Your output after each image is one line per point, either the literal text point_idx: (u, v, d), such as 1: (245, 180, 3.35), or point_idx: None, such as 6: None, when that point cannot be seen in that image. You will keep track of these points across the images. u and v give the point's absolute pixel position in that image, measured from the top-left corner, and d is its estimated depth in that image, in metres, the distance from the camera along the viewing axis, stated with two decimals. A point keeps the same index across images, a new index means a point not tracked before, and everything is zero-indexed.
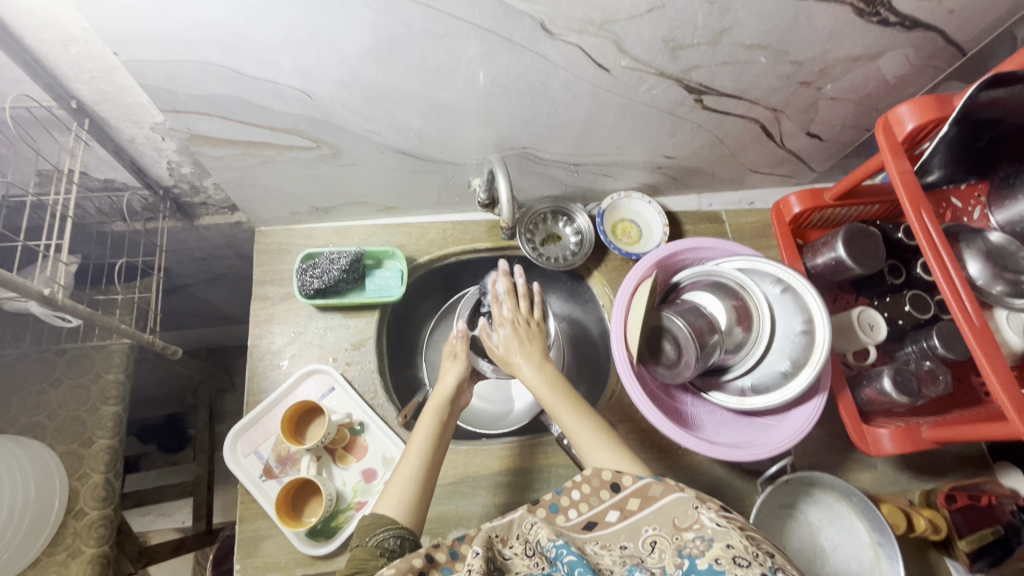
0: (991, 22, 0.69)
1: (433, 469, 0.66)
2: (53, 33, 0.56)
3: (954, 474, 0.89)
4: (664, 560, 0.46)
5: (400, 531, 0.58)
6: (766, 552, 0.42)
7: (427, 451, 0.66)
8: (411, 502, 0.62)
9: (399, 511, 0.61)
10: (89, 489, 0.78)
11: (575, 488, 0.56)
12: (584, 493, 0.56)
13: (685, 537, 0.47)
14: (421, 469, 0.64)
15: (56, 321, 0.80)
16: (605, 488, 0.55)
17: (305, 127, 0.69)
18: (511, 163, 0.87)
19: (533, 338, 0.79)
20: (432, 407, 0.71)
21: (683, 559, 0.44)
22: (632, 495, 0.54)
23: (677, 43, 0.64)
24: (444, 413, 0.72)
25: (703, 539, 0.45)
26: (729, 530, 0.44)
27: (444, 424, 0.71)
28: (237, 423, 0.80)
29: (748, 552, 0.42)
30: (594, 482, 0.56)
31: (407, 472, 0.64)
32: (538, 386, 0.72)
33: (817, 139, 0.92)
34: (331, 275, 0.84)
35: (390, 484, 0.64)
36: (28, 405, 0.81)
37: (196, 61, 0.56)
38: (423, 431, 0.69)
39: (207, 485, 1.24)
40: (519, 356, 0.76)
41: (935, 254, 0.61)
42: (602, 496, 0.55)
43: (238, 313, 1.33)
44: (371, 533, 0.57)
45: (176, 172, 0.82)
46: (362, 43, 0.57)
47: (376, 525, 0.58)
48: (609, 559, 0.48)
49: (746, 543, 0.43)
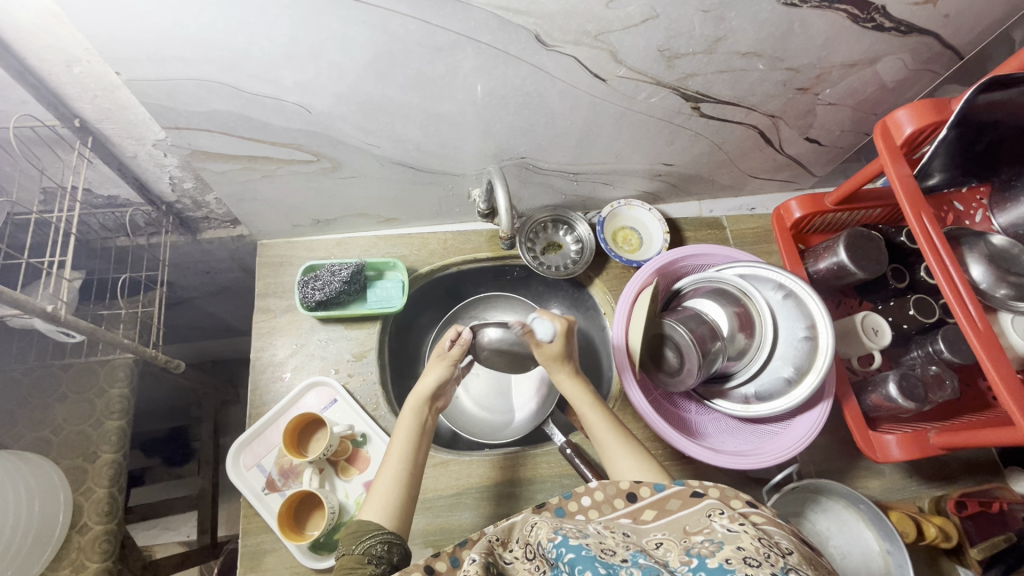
0: (988, 24, 0.69)
1: (415, 471, 0.66)
2: (57, 53, 0.57)
3: (964, 480, 0.88)
4: (671, 557, 0.44)
5: (388, 537, 0.58)
6: (779, 553, 0.40)
7: (409, 451, 0.66)
8: (397, 507, 0.62)
9: (385, 516, 0.60)
10: (93, 504, 0.79)
11: (586, 494, 0.54)
12: (595, 499, 0.54)
13: (694, 540, 0.45)
14: (403, 469, 0.65)
15: (61, 336, 0.81)
16: (620, 496, 0.54)
17: (305, 141, 0.70)
18: (510, 172, 0.87)
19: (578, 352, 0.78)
20: (413, 405, 0.71)
21: (689, 556, 0.42)
22: (648, 506, 0.53)
23: (672, 52, 0.64)
24: (426, 413, 0.71)
25: (713, 541, 0.43)
26: (741, 533, 0.43)
27: (425, 424, 0.70)
28: (239, 436, 0.80)
29: (760, 553, 0.40)
30: (609, 491, 0.55)
31: (390, 474, 0.64)
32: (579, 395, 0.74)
33: (817, 144, 0.92)
34: (333, 287, 0.85)
35: (374, 488, 0.64)
36: (33, 420, 0.82)
37: (196, 79, 0.57)
38: (405, 431, 0.68)
39: (212, 498, 1.24)
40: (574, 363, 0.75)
41: (937, 258, 0.60)
42: (616, 504, 0.54)
43: (242, 325, 1.33)
44: (358, 541, 0.56)
45: (178, 188, 0.83)
46: (360, 58, 0.58)
47: (363, 532, 0.57)
48: (612, 541, 0.47)
49: (757, 545, 0.41)
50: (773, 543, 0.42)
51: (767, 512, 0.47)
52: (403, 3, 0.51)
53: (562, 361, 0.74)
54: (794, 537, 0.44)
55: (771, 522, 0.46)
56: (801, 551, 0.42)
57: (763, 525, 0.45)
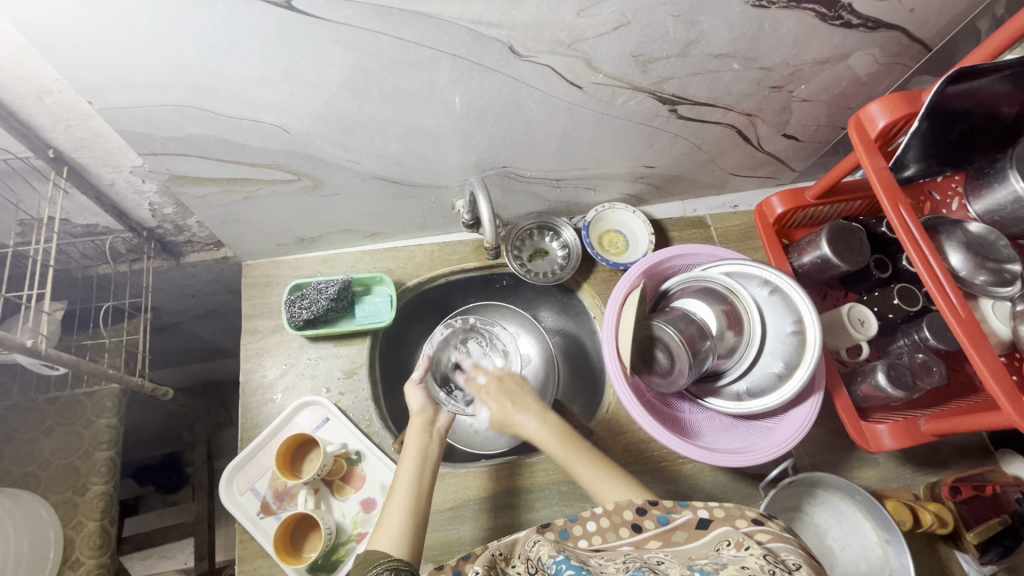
0: (953, 17, 0.70)
1: (422, 497, 0.66)
2: (27, 86, 0.57)
3: (956, 465, 0.89)
4: (673, 571, 0.43)
5: (395, 563, 0.56)
6: (785, 570, 0.40)
7: (415, 475, 0.67)
8: (404, 531, 0.61)
9: (394, 544, 0.60)
10: (85, 538, 0.77)
11: (592, 519, 0.54)
12: (601, 525, 0.53)
13: (698, 561, 0.45)
14: (410, 495, 0.65)
15: (43, 370, 0.80)
16: (625, 525, 0.53)
17: (285, 161, 0.70)
18: (493, 182, 0.88)
19: (518, 392, 0.76)
20: (416, 432, 0.72)
21: (692, 571, 0.42)
22: (653, 537, 0.52)
23: (646, 57, 0.65)
24: (428, 439, 0.72)
25: (718, 562, 0.43)
26: (746, 556, 0.42)
27: (429, 449, 0.71)
28: (232, 460, 0.79)
29: (764, 570, 0.39)
30: (615, 518, 0.54)
31: (398, 501, 0.64)
32: (547, 442, 0.70)
33: (795, 140, 0.93)
34: (320, 305, 0.84)
35: (383, 517, 0.63)
36: (19, 456, 0.80)
37: (170, 105, 0.56)
38: (410, 458, 0.69)
39: (208, 525, 1.23)
40: (520, 415, 0.73)
41: (913, 247, 0.61)
42: (620, 533, 0.53)
43: (231, 346, 1.32)
44: (364, 568, 0.56)
45: (158, 213, 0.83)
46: (336, 77, 0.58)
47: (370, 562, 0.57)
48: (612, 567, 0.46)
49: (762, 563, 0.40)
50: (779, 559, 0.41)
51: (774, 528, 0.47)
52: (375, 20, 0.51)
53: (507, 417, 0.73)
54: (800, 551, 0.43)
55: (779, 537, 0.45)
56: (809, 565, 0.41)
57: (769, 543, 0.44)
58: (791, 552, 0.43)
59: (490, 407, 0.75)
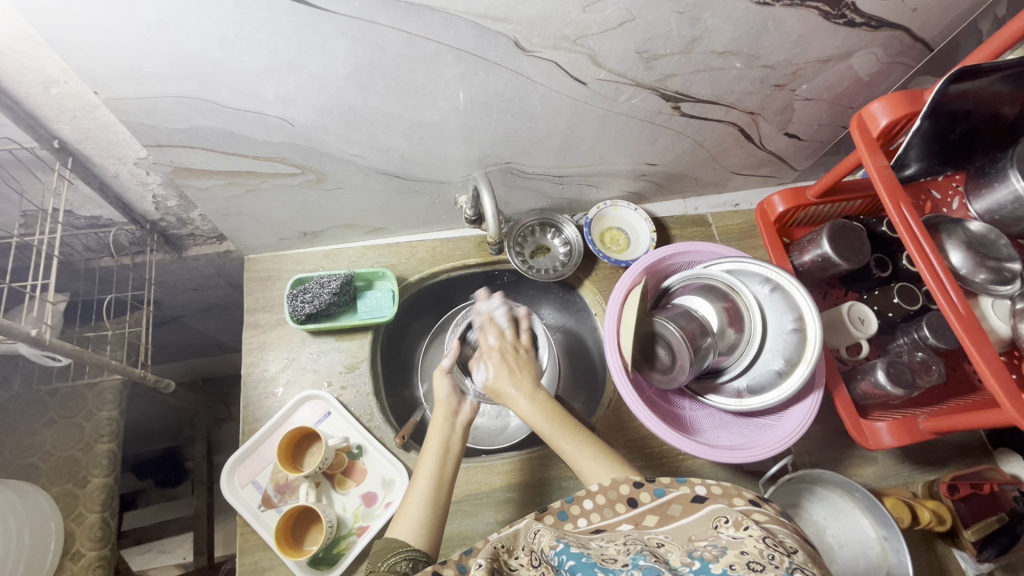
0: (955, 17, 0.70)
1: (444, 490, 0.66)
2: (34, 76, 0.57)
3: (954, 463, 0.89)
4: (672, 557, 0.44)
5: (414, 554, 0.58)
6: (784, 553, 0.40)
7: (436, 469, 0.67)
8: (423, 524, 0.62)
9: (414, 536, 0.61)
10: (85, 529, 0.77)
11: (588, 497, 0.55)
12: (597, 503, 0.54)
13: (697, 544, 0.45)
14: (431, 489, 0.65)
15: (46, 361, 0.80)
16: (621, 501, 0.54)
17: (289, 154, 0.70)
18: (496, 178, 0.88)
19: (522, 368, 0.77)
20: (439, 425, 0.72)
21: (692, 558, 0.42)
22: (650, 511, 0.52)
23: (650, 54, 0.65)
24: (450, 431, 0.71)
25: (717, 546, 0.43)
26: (745, 538, 0.43)
27: (451, 442, 0.70)
28: (233, 454, 0.79)
29: (764, 555, 0.39)
30: (611, 494, 0.54)
31: (419, 494, 0.65)
32: (535, 418, 0.71)
33: (796, 139, 0.93)
34: (322, 299, 0.84)
35: (403, 507, 0.64)
36: (20, 447, 0.80)
37: (176, 96, 0.56)
38: (432, 451, 0.69)
39: (207, 518, 1.24)
40: (511, 387, 0.74)
41: (917, 246, 0.62)
42: (617, 508, 0.54)
43: (232, 341, 1.32)
44: (383, 558, 0.57)
45: (162, 205, 0.83)
46: (341, 70, 0.58)
47: (388, 550, 0.58)
48: (613, 550, 0.47)
49: (761, 547, 0.41)
50: (778, 542, 0.41)
51: (770, 510, 0.47)
52: (382, 14, 0.52)
53: (504, 387, 0.74)
54: (796, 534, 0.44)
55: (773, 519, 0.45)
56: (806, 549, 0.42)
57: (765, 523, 0.45)
58: (789, 535, 0.43)
59: (488, 371, 0.76)
